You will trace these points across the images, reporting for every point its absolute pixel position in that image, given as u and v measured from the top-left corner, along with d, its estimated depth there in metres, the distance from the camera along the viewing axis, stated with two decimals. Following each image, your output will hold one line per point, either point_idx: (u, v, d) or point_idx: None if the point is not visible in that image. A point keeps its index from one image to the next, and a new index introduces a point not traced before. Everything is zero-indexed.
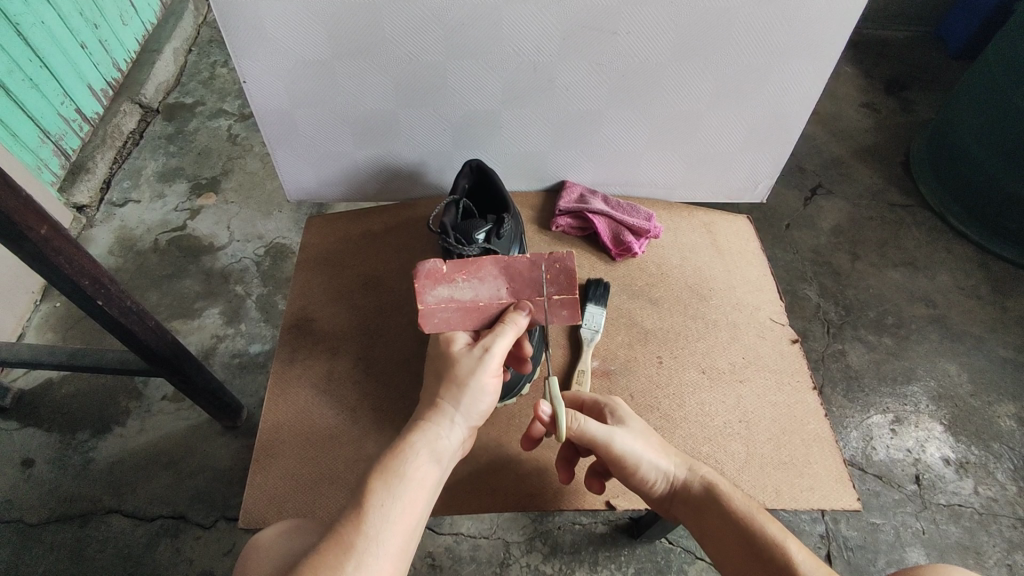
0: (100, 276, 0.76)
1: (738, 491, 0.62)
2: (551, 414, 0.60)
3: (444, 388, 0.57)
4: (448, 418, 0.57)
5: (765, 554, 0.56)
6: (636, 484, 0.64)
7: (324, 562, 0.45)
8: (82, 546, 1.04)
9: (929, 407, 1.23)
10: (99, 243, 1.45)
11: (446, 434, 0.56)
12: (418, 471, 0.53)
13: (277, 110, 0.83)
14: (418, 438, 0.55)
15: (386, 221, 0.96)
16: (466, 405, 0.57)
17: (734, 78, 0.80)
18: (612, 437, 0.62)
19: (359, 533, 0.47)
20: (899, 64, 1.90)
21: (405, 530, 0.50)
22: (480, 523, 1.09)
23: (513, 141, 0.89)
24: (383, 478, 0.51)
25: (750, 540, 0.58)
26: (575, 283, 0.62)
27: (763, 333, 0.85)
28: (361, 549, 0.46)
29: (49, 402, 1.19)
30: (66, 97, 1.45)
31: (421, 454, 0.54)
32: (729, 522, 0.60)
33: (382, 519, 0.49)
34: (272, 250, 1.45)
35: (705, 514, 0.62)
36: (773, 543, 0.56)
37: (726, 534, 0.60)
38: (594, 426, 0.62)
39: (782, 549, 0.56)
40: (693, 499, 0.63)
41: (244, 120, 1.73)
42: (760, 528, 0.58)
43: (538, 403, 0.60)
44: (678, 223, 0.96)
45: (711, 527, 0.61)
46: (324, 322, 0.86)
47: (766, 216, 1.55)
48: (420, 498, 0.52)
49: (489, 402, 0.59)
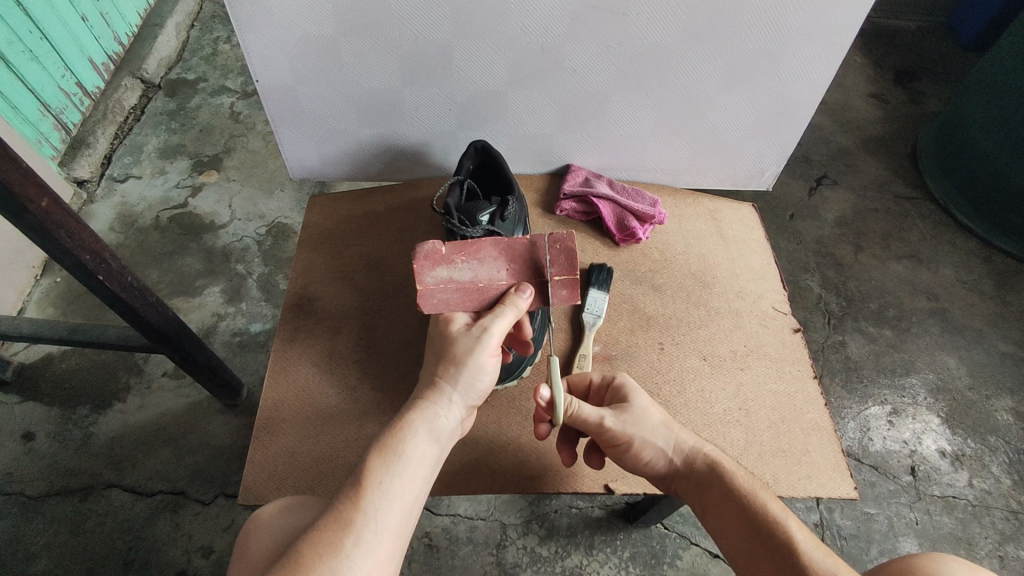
0: (101, 251, 0.76)
1: (740, 470, 0.62)
2: (551, 397, 0.61)
3: (442, 368, 0.57)
4: (446, 398, 0.57)
5: (765, 533, 0.56)
6: (636, 460, 0.65)
7: (323, 538, 0.45)
8: (82, 519, 1.05)
9: (927, 399, 1.23)
10: (100, 219, 1.44)
11: (444, 414, 0.56)
12: (417, 449, 0.53)
13: (282, 86, 0.82)
14: (417, 417, 0.55)
15: (389, 202, 0.95)
16: (464, 384, 0.57)
17: (745, 62, 0.78)
18: (603, 420, 0.63)
19: (358, 511, 0.47)
20: (909, 54, 1.88)
21: (403, 508, 0.50)
22: (478, 504, 1.10)
23: (519, 122, 0.88)
24: (382, 455, 0.51)
25: (752, 518, 0.58)
26: (575, 263, 0.61)
27: (765, 322, 0.85)
28: (359, 527, 0.47)
29: (49, 377, 1.20)
30: (66, 71, 1.43)
31: (419, 433, 0.54)
32: (731, 498, 0.60)
33: (381, 496, 0.49)
34: (274, 230, 1.45)
35: (706, 491, 0.62)
36: (773, 520, 0.57)
37: (728, 511, 0.60)
38: (588, 409, 0.64)
39: (782, 528, 0.56)
40: (695, 475, 0.63)
41: (247, 97, 1.71)
42: (760, 505, 0.58)
43: (536, 387, 0.60)
44: (683, 209, 0.95)
45: (710, 502, 0.62)
46: (325, 301, 0.86)
47: (770, 206, 1.54)
48: (417, 476, 0.52)
49: (488, 382, 0.59)
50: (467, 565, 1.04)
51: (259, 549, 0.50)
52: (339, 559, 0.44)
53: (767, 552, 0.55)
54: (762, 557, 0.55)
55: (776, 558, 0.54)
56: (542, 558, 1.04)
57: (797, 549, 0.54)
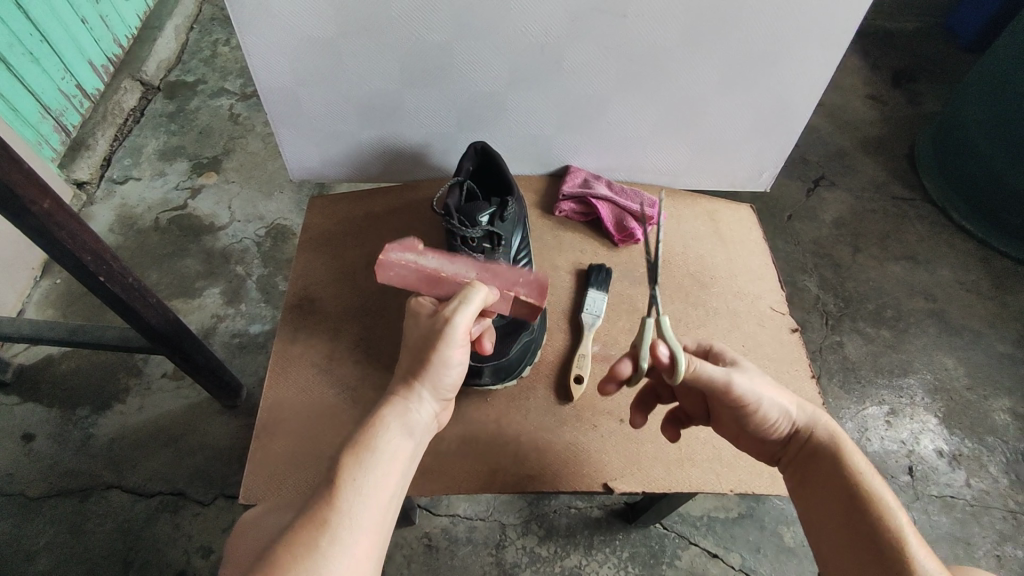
0: (102, 252, 0.76)
1: (861, 454, 0.56)
2: (669, 355, 0.56)
3: (412, 365, 0.57)
4: (416, 394, 0.56)
5: (867, 517, 0.51)
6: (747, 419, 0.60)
7: (300, 538, 0.45)
8: (81, 520, 1.05)
9: (924, 400, 1.24)
10: (100, 220, 1.44)
11: (415, 409, 0.56)
12: (389, 445, 0.53)
13: (282, 88, 0.82)
14: (389, 413, 0.54)
15: (389, 203, 0.96)
16: (432, 380, 0.56)
17: (742, 64, 0.79)
18: (730, 381, 0.57)
19: (333, 509, 0.47)
20: (906, 56, 1.89)
21: (378, 505, 0.49)
22: (477, 505, 1.10)
23: (518, 123, 0.88)
24: (354, 452, 0.51)
25: (856, 499, 0.53)
26: (546, 292, 0.63)
27: (763, 322, 0.85)
28: (334, 525, 0.46)
29: (48, 378, 1.20)
30: (67, 73, 1.44)
31: (390, 428, 0.53)
32: (839, 474, 0.55)
33: (356, 494, 0.48)
34: (273, 231, 1.45)
35: (814, 464, 0.57)
36: (886, 514, 0.51)
37: (830, 487, 0.55)
38: (712, 369, 0.58)
39: (888, 516, 0.51)
40: (806, 444, 0.58)
41: (246, 99, 1.72)
42: (874, 493, 0.53)
43: (654, 342, 0.56)
44: (681, 210, 0.96)
45: (817, 475, 0.56)
46: (325, 302, 0.86)
47: (768, 207, 1.55)
48: (393, 471, 0.52)
49: (456, 376, 0.58)
50: (467, 566, 1.04)
51: (245, 552, 0.50)
52: (314, 559, 0.44)
53: (868, 543, 0.50)
54: (863, 548, 0.50)
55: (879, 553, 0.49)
56: (541, 558, 1.04)
57: (900, 540, 0.49)
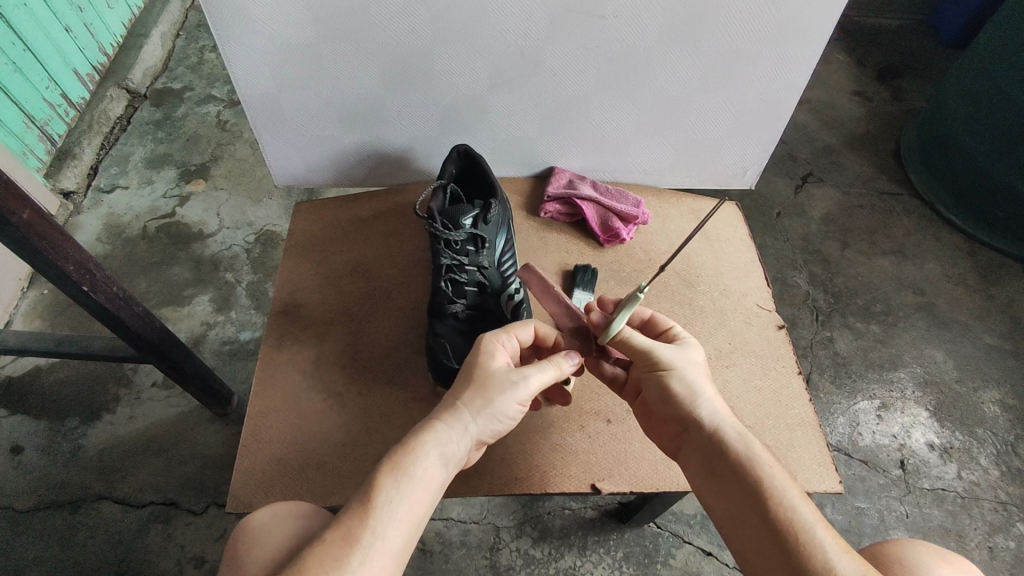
0: (85, 262, 0.76)
1: (766, 450, 0.57)
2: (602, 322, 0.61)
3: (468, 397, 0.56)
4: (464, 428, 0.54)
5: (774, 513, 0.52)
6: (660, 404, 0.61)
7: (329, 554, 0.45)
8: (71, 532, 1.04)
9: (914, 393, 1.24)
10: (87, 230, 1.43)
11: (458, 442, 0.54)
12: (426, 472, 0.51)
13: (263, 94, 0.82)
14: (431, 439, 0.53)
15: (375, 208, 0.96)
16: (482, 420, 0.55)
17: (722, 63, 0.79)
18: (653, 350, 0.60)
19: (366, 528, 0.47)
20: (892, 52, 1.90)
21: (407, 531, 0.49)
22: (470, 508, 1.10)
23: (502, 126, 0.88)
24: (392, 474, 0.50)
25: (762, 496, 0.53)
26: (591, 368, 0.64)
27: (749, 320, 0.86)
28: (366, 546, 0.46)
29: (37, 389, 1.19)
30: (51, 82, 1.43)
31: (430, 455, 0.52)
32: (741, 470, 0.55)
33: (389, 518, 0.48)
34: (262, 238, 1.45)
35: (717, 460, 0.57)
36: (787, 510, 0.52)
37: (733, 482, 0.55)
38: (640, 337, 0.61)
39: (794, 511, 0.52)
40: (705, 438, 0.58)
41: (234, 105, 1.71)
42: (779, 489, 0.53)
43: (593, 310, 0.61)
44: (666, 209, 0.96)
45: (717, 471, 0.56)
46: (312, 308, 0.86)
47: (757, 205, 1.55)
48: (425, 499, 0.51)
49: (503, 425, 0.57)
50: (461, 569, 1.04)
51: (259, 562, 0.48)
52: None
53: (773, 540, 0.51)
54: (770, 542, 0.51)
55: (781, 549, 0.50)
56: (536, 560, 1.04)
57: (806, 535, 0.50)
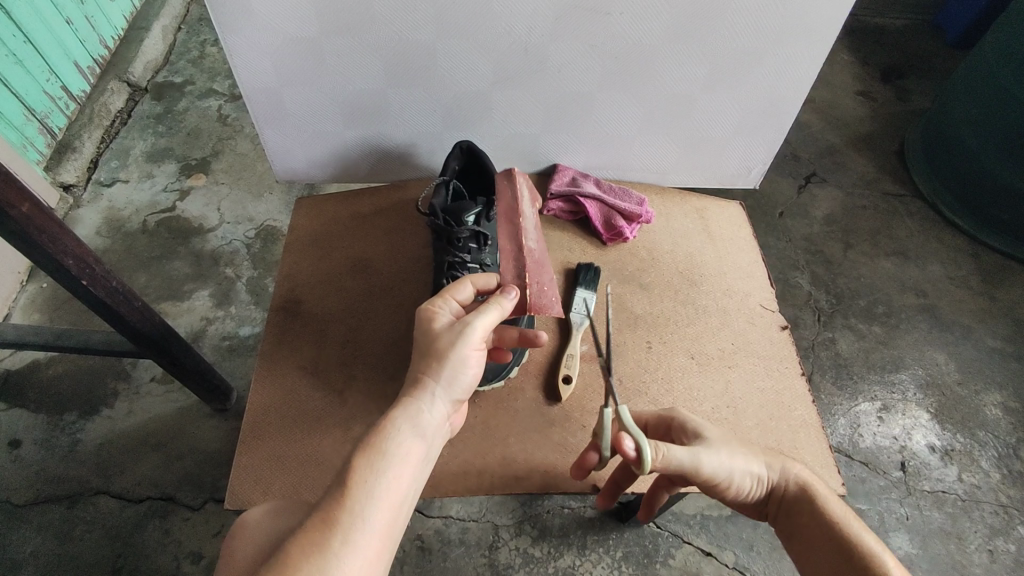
0: (85, 256, 0.75)
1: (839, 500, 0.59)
2: (635, 447, 0.54)
3: (425, 364, 0.54)
4: (430, 392, 0.53)
5: (858, 563, 0.54)
6: (721, 492, 0.60)
7: (309, 539, 0.42)
8: (69, 527, 1.04)
9: (916, 395, 1.24)
10: (87, 223, 1.43)
11: (427, 412, 0.52)
12: (402, 447, 0.49)
13: (265, 88, 0.81)
14: (400, 415, 0.51)
15: (377, 204, 0.95)
16: (448, 379, 0.54)
17: (729, 61, 0.79)
18: (696, 461, 0.56)
19: (343, 509, 0.44)
20: (896, 52, 1.89)
21: (391, 508, 0.46)
22: (469, 506, 1.10)
23: (505, 122, 0.88)
24: (365, 454, 0.47)
25: (845, 547, 0.55)
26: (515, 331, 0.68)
27: (753, 320, 0.85)
28: (347, 526, 0.43)
29: (36, 383, 1.19)
30: (52, 74, 1.42)
31: (402, 430, 0.50)
32: (822, 523, 0.57)
33: (368, 497, 0.45)
34: (263, 233, 1.44)
35: (799, 519, 0.59)
36: (869, 556, 0.54)
37: (819, 539, 0.57)
38: (679, 452, 0.56)
39: (876, 559, 0.53)
40: (786, 497, 0.60)
41: (235, 100, 1.71)
42: (858, 540, 0.55)
43: (620, 437, 0.54)
44: (670, 208, 0.95)
45: (803, 530, 0.59)
46: (312, 304, 0.85)
47: (759, 204, 1.55)
48: (406, 475, 0.48)
49: (473, 376, 0.56)
50: (459, 567, 1.03)
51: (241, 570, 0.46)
52: (326, 560, 0.41)
53: None
54: None
55: None
56: (535, 558, 1.04)
57: None
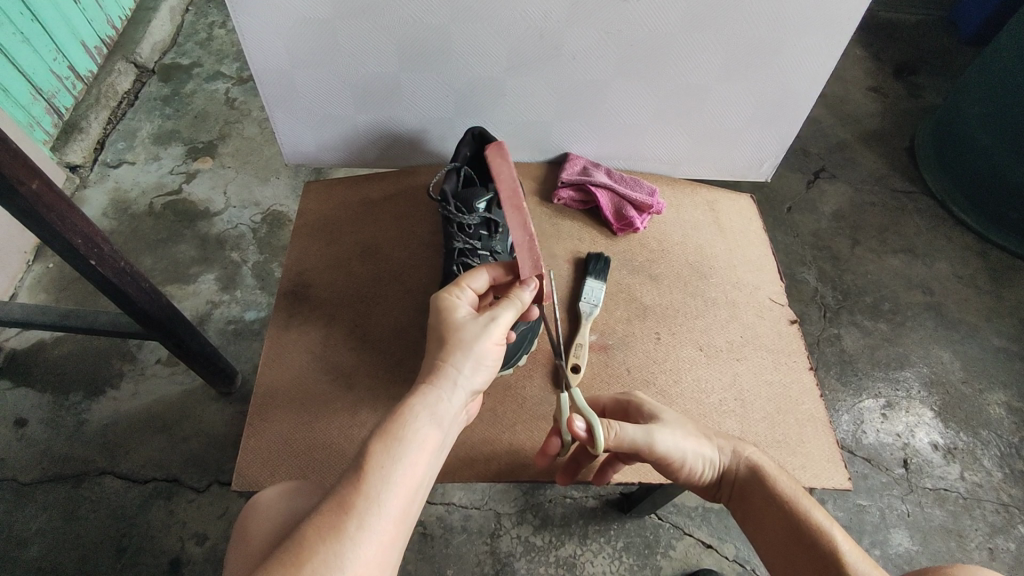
0: (93, 235, 0.75)
1: (791, 482, 0.61)
2: (586, 428, 0.59)
3: (446, 353, 0.54)
4: (450, 381, 0.53)
5: (808, 541, 0.55)
6: (678, 475, 0.63)
7: (325, 522, 0.42)
8: (75, 505, 1.05)
9: (920, 393, 1.24)
10: (93, 204, 1.43)
11: (446, 401, 0.52)
12: (420, 434, 0.49)
13: (276, 70, 0.81)
14: (419, 402, 0.51)
15: (386, 189, 0.95)
16: (468, 371, 0.54)
17: (744, 51, 0.78)
18: (649, 437, 0.60)
19: (359, 493, 0.44)
20: (909, 48, 1.87)
21: (407, 495, 0.46)
22: (472, 493, 1.10)
23: (517, 109, 0.87)
24: (383, 440, 0.47)
25: (796, 527, 0.56)
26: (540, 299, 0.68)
27: (761, 313, 0.85)
28: (362, 510, 0.43)
29: (42, 362, 1.19)
30: (59, 53, 1.42)
31: (421, 418, 0.50)
32: (774, 504, 0.59)
33: (385, 483, 0.45)
34: (269, 217, 1.44)
35: (752, 502, 0.61)
36: (818, 533, 0.55)
37: (772, 520, 0.59)
38: (632, 430, 0.60)
39: (826, 536, 0.54)
40: (738, 481, 0.62)
41: (243, 83, 1.70)
42: (808, 518, 0.56)
43: (571, 418, 0.59)
44: (681, 199, 0.95)
45: (753, 510, 0.61)
46: (321, 288, 0.85)
47: (767, 198, 1.54)
48: (422, 463, 0.48)
49: (490, 371, 0.57)
50: (461, 555, 1.04)
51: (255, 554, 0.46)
52: (342, 543, 0.41)
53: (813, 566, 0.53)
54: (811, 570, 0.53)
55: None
56: (536, 547, 1.04)
57: (842, 559, 0.52)
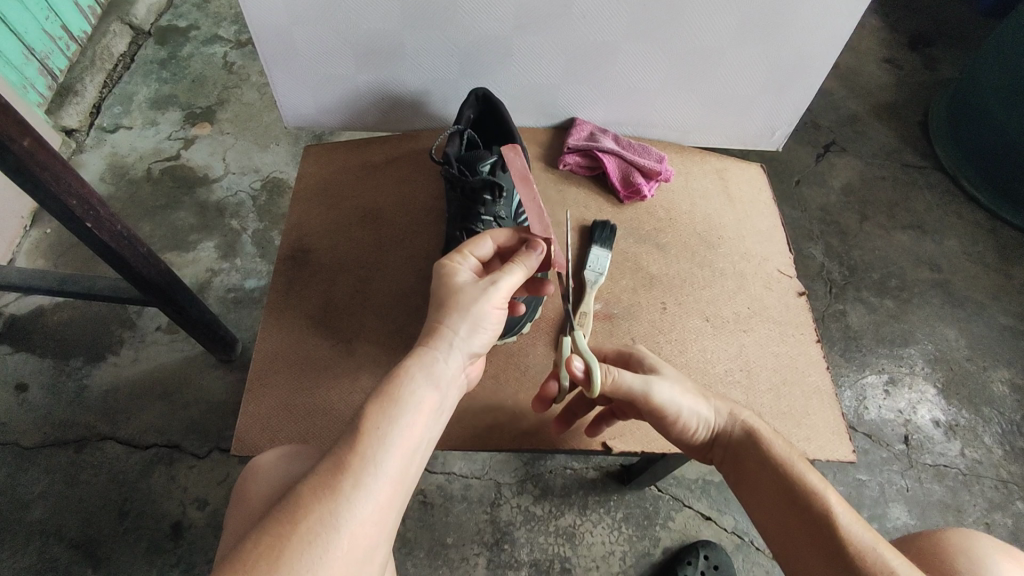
0: (88, 196, 0.73)
1: (785, 444, 0.60)
2: (584, 369, 0.59)
3: (444, 315, 0.53)
4: (447, 343, 0.52)
5: (802, 503, 0.54)
6: (672, 432, 0.62)
7: (321, 482, 0.41)
8: (76, 470, 1.05)
9: (924, 369, 1.23)
10: (90, 169, 1.40)
11: (443, 364, 0.51)
12: (417, 396, 0.48)
13: (275, 27, 0.78)
14: (416, 364, 0.50)
15: (388, 153, 0.92)
16: (466, 334, 0.53)
17: (761, 12, 0.75)
18: (645, 386, 0.60)
19: (356, 453, 0.43)
20: (926, 19, 1.82)
21: (404, 456, 0.45)
22: (472, 463, 1.10)
23: (524, 71, 0.84)
24: (380, 401, 0.46)
25: (789, 488, 0.55)
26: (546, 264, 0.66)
27: (769, 285, 0.83)
28: (358, 469, 0.42)
29: (41, 328, 1.18)
30: (53, 13, 1.39)
31: (418, 379, 0.49)
32: (768, 465, 0.58)
33: (381, 443, 0.44)
34: (269, 185, 1.41)
35: (744, 462, 0.60)
36: (812, 495, 0.54)
37: (764, 480, 0.58)
38: (630, 377, 0.60)
39: (820, 499, 0.53)
40: (732, 443, 0.61)
41: (241, 47, 1.65)
42: (803, 480, 0.55)
43: (570, 358, 0.59)
44: (690, 167, 0.93)
45: (745, 472, 0.60)
46: (322, 254, 0.84)
47: (776, 172, 1.51)
48: (420, 425, 0.47)
49: (490, 334, 0.55)
50: (461, 523, 1.04)
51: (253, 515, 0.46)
52: (337, 502, 0.40)
53: (806, 528, 0.53)
54: (804, 530, 0.53)
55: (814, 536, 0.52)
56: (536, 516, 1.05)
57: (836, 521, 0.52)
